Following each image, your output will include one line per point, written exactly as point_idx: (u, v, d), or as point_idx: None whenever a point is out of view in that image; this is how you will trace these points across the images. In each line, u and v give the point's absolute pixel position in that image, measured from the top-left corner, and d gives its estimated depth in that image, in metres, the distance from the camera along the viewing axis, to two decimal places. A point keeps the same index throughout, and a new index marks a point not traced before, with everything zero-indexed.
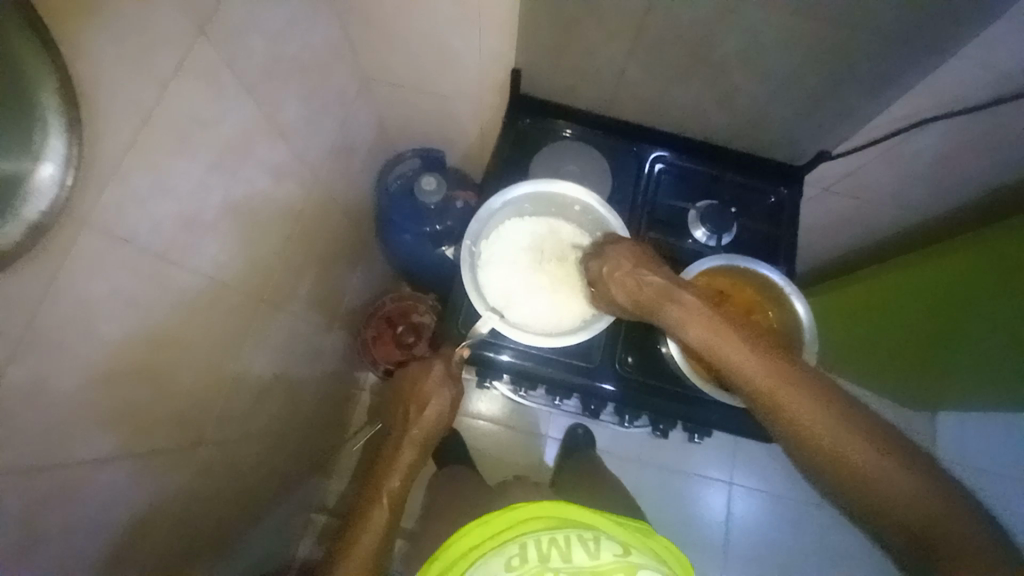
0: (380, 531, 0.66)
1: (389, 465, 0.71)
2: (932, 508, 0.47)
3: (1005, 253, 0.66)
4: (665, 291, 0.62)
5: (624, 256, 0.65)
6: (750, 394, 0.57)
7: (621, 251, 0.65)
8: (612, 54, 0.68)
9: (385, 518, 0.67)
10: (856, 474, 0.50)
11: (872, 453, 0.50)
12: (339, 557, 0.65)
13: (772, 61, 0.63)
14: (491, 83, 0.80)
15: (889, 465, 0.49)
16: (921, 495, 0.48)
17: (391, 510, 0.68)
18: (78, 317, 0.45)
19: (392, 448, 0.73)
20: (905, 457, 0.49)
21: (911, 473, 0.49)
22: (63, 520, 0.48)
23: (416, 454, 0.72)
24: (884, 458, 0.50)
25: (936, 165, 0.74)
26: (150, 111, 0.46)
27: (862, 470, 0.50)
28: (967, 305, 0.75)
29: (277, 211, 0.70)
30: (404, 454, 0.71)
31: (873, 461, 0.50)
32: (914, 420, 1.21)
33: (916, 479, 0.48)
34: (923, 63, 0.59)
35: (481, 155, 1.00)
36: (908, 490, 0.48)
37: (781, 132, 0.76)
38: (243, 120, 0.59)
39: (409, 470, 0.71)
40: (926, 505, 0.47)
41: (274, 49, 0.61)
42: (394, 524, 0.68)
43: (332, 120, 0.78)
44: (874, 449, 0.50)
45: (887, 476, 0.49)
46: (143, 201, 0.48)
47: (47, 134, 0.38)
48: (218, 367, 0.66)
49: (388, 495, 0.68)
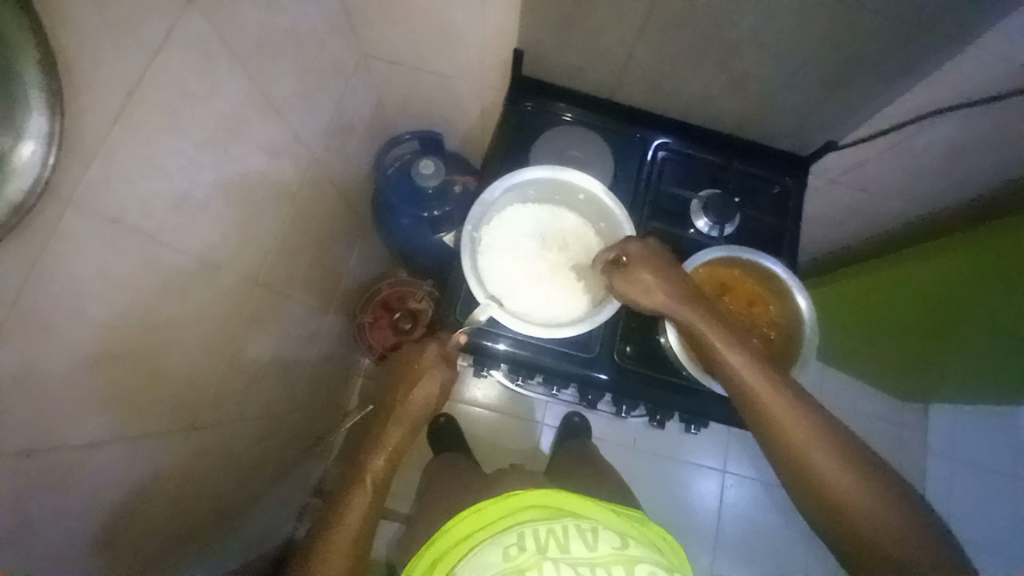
0: (364, 509, 0.64)
1: (376, 445, 0.71)
2: (891, 523, 0.51)
3: (1003, 254, 0.66)
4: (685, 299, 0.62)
5: (654, 255, 0.65)
6: (744, 396, 0.59)
7: (645, 255, 0.64)
8: (618, 35, 0.66)
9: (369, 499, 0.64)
10: (827, 483, 0.54)
11: (844, 468, 0.54)
12: (320, 535, 0.63)
13: (782, 46, 0.61)
14: (493, 63, 0.77)
15: (858, 481, 0.53)
16: (887, 512, 0.51)
17: (375, 492, 0.66)
18: (65, 300, 0.43)
19: (380, 426, 0.73)
20: (874, 477, 0.53)
21: (878, 492, 0.53)
22: (55, 502, 0.48)
23: (405, 433, 0.71)
24: (855, 475, 0.53)
25: (944, 156, 0.72)
26: (137, 84, 0.44)
27: (834, 482, 0.54)
28: (971, 300, 0.75)
29: (272, 192, 0.69)
30: (391, 433, 0.70)
31: (843, 475, 0.54)
32: (906, 413, 1.22)
33: (882, 497, 0.52)
34: (939, 51, 0.57)
35: (481, 138, 0.98)
36: (876, 504, 0.52)
37: (789, 120, 0.74)
38: (235, 95, 0.57)
39: (396, 449, 0.70)
40: (890, 521, 0.51)
41: (268, 22, 0.59)
42: (378, 506, 0.66)
43: (328, 99, 0.76)
44: (847, 466, 0.54)
45: (854, 489, 0.53)
46: (131, 180, 0.46)
47: (28, 108, 0.36)
48: (211, 351, 0.64)
49: (372, 475, 0.67)
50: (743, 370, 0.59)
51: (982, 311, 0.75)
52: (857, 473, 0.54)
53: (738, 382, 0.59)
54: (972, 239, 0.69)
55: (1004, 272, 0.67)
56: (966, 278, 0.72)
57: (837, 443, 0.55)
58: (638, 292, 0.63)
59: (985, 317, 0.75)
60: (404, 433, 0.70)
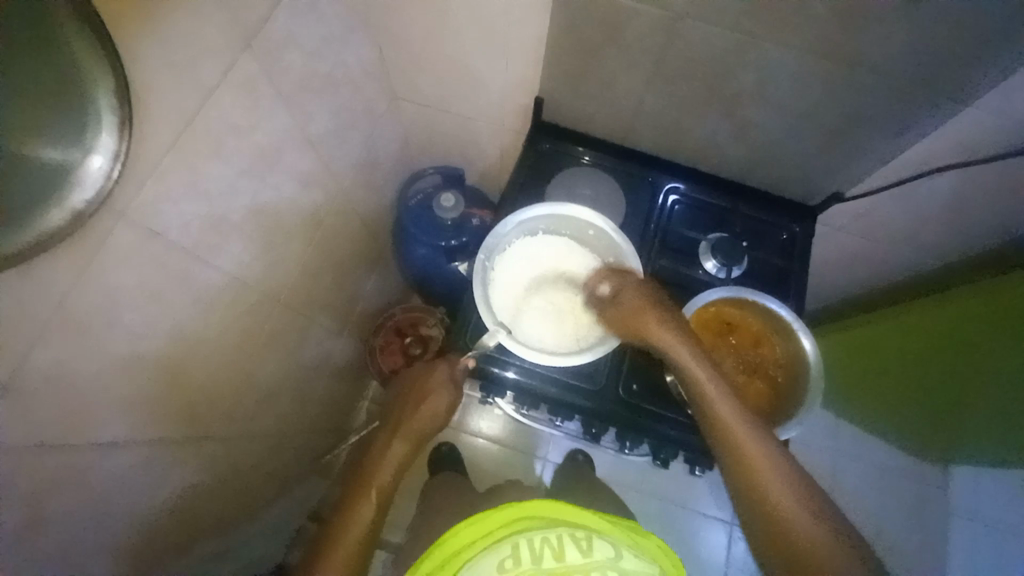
0: (367, 522, 0.66)
1: (378, 460, 0.73)
2: (805, 532, 0.54)
3: (1006, 309, 0.67)
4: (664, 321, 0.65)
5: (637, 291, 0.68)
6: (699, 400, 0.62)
7: (632, 291, 0.68)
8: (630, 86, 0.70)
9: (373, 511, 0.67)
10: (762, 494, 0.57)
11: (778, 480, 0.57)
12: (323, 551, 0.64)
13: (788, 99, 0.65)
14: (513, 107, 0.82)
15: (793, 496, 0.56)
16: (814, 526, 0.54)
17: (379, 504, 0.68)
18: (108, 304, 0.47)
19: (383, 441, 0.75)
20: (804, 491, 0.57)
21: (806, 508, 0.55)
22: (69, 500, 0.49)
23: (410, 447, 0.74)
24: (790, 489, 0.56)
25: (947, 207, 0.74)
26: (194, 115, 0.50)
27: (766, 488, 0.57)
28: (974, 353, 0.75)
29: (301, 218, 0.73)
30: (394, 447, 0.73)
31: (779, 488, 0.56)
32: (925, 471, 1.17)
33: (807, 511, 0.55)
34: (937, 108, 0.60)
35: (499, 176, 1.03)
36: (815, 528, 0.54)
37: (795, 169, 0.77)
38: (276, 128, 0.62)
39: (400, 464, 0.73)
40: (820, 540, 0.53)
41: (311, 66, 0.65)
42: (380, 518, 0.68)
43: (360, 135, 0.82)
44: (783, 479, 0.57)
45: (786, 501, 0.56)
46: (178, 198, 0.51)
47: (100, 130, 0.41)
48: (230, 362, 0.67)
49: (378, 488, 0.69)
50: (699, 373, 0.62)
51: (990, 366, 0.75)
52: (791, 485, 0.57)
53: (693, 383, 0.62)
54: (977, 288, 0.70)
55: (999, 316, 0.68)
56: (959, 331, 0.74)
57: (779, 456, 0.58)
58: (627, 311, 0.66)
59: (995, 373, 0.75)
60: (407, 449, 0.73)
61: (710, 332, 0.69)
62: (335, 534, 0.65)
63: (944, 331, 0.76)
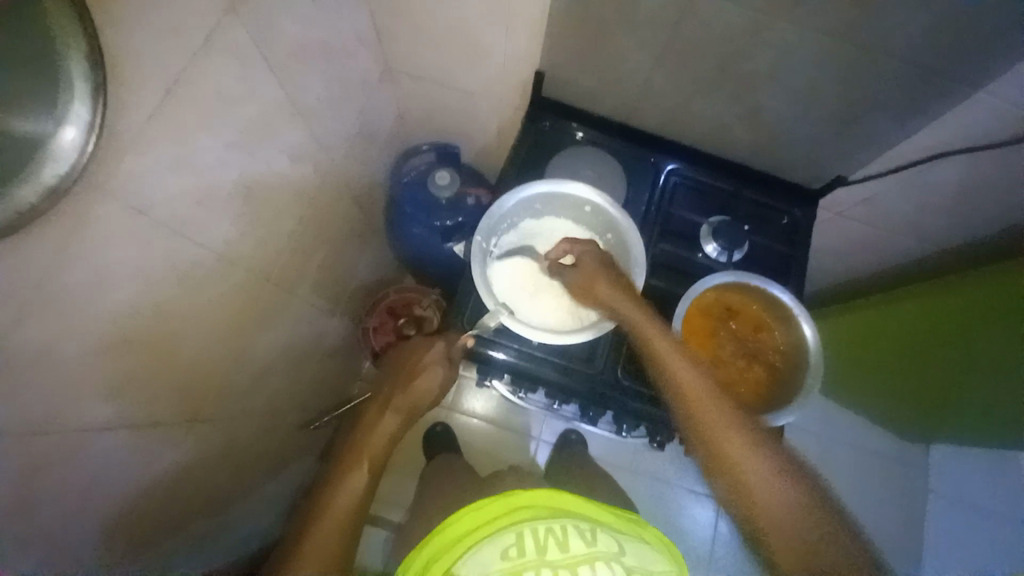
0: (357, 494, 0.65)
1: (371, 430, 0.73)
2: (780, 503, 0.52)
3: (1015, 298, 0.66)
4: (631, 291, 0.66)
5: (595, 263, 0.68)
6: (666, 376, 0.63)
7: (592, 263, 0.68)
8: (636, 62, 0.68)
9: (366, 482, 0.66)
10: (733, 468, 0.55)
11: (748, 450, 0.56)
12: (311, 523, 0.62)
13: (799, 80, 0.63)
14: (514, 81, 0.79)
15: (772, 476, 0.53)
16: (790, 498, 0.52)
17: (372, 475, 0.67)
18: (92, 284, 0.45)
19: (374, 414, 0.75)
20: (779, 462, 0.54)
21: (783, 480, 0.53)
22: (55, 485, 0.48)
23: (404, 421, 0.74)
24: (760, 460, 0.55)
25: (950, 195, 0.74)
26: (176, 83, 0.46)
27: (733, 459, 0.55)
28: (973, 341, 0.75)
29: (291, 194, 0.70)
30: (388, 420, 0.73)
31: (750, 459, 0.55)
32: (907, 451, 1.21)
33: (783, 483, 0.53)
34: (947, 94, 0.59)
35: (496, 154, 1.00)
36: (786, 499, 0.52)
37: (799, 152, 0.76)
38: (265, 99, 0.59)
39: (392, 437, 0.72)
40: (791, 510, 0.51)
41: (302, 33, 0.61)
42: (373, 487, 0.67)
43: (352, 107, 0.78)
44: (753, 450, 0.56)
45: (759, 473, 0.54)
46: (163, 173, 0.48)
47: (73, 98, 0.38)
48: (221, 344, 0.65)
49: (370, 459, 0.69)
50: (669, 358, 0.63)
51: (984, 354, 0.75)
52: (763, 456, 0.55)
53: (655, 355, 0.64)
54: (978, 275, 0.70)
55: (1006, 306, 0.67)
56: (963, 317, 0.74)
57: (747, 429, 0.58)
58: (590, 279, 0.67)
59: (986, 360, 0.76)
60: (401, 422, 0.74)
61: (711, 317, 0.69)
62: (324, 507, 0.63)
63: (940, 318, 0.77)
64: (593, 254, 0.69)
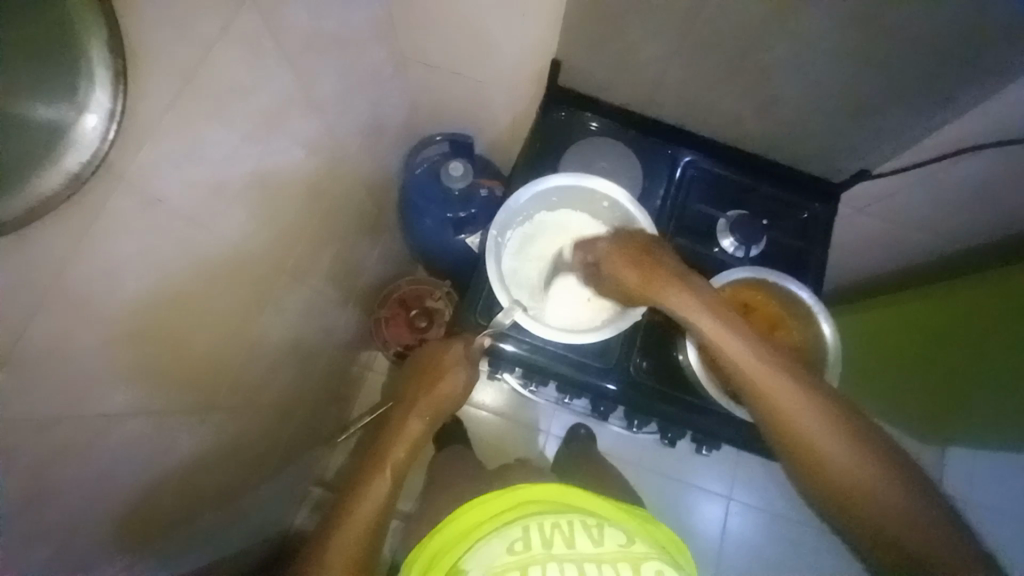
0: (380, 499, 0.66)
1: (395, 434, 0.73)
2: (861, 479, 0.52)
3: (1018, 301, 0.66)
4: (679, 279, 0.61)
5: (629, 251, 0.64)
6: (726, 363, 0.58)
7: (618, 254, 0.64)
8: (654, 53, 0.66)
9: (388, 488, 0.67)
10: (812, 452, 0.54)
11: (826, 432, 0.54)
12: (333, 523, 0.64)
13: (822, 72, 0.61)
14: (528, 72, 0.78)
15: (853, 454, 0.53)
16: (870, 471, 0.52)
17: (394, 480, 0.68)
18: (108, 273, 0.45)
19: (398, 416, 0.76)
20: (858, 437, 0.53)
21: (862, 455, 0.53)
22: (74, 470, 0.49)
23: (425, 426, 0.75)
24: (839, 441, 0.53)
25: (976, 191, 0.72)
26: (192, 72, 0.46)
27: (812, 444, 0.54)
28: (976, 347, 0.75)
29: (306, 185, 0.70)
30: (411, 425, 0.74)
31: (829, 440, 0.53)
32: (922, 452, 1.19)
33: (863, 459, 0.53)
34: (977, 87, 0.57)
35: (509, 146, 0.99)
36: (868, 474, 0.52)
37: (820, 146, 0.74)
38: (280, 89, 0.59)
39: (415, 442, 0.73)
40: (873, 483, 0.52)
41: (317, 24, 0.61)
42: (395, 492, 0.68)
43: (366, 98, 0.78)
44: (832, 431, 0.54)
45: (837, 453, 0.53)
46: (179, 162, 0.48)
47: (93, 86, 0.38)
48: (236, 333, 0.66)
49: (392, 465, 0.69)
50: (730, 344, 0.58)
51: (987, 359, 0.75)
52: (842, 435, 0.54)
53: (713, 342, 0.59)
54: (983, 278, 0.71)
55: (1010, 309, 0.68)
56: (969, 320, 0.74)
57: (824, 408, 0.55)
58: (626, 270, 0.63)
59: (988, 367, 0.76)
60: (424, 426, 0.74)
61: None
62: (350, 507, 0.65)
63: (944, 323, 0.78)
64: (614, 241, 0.66)
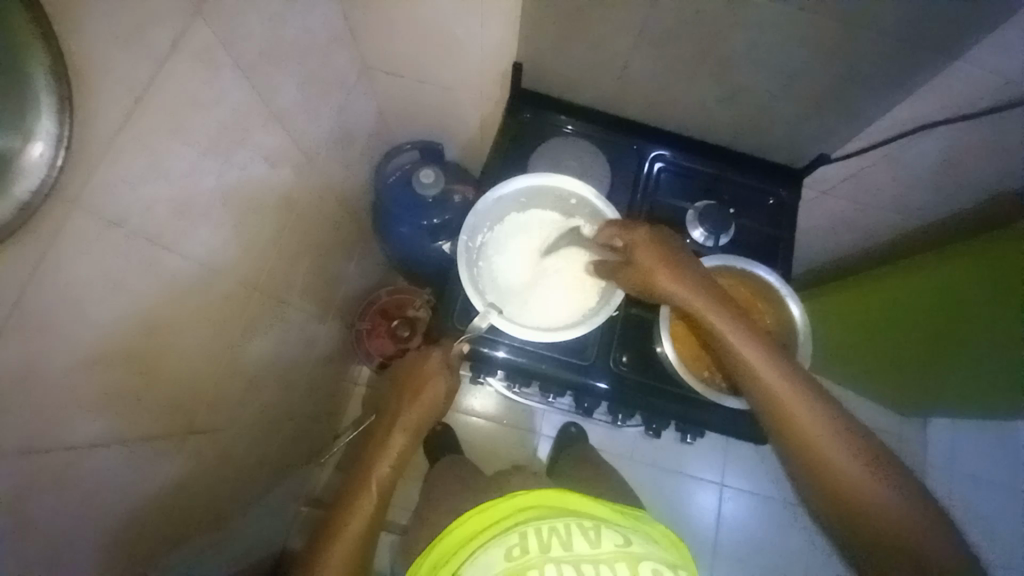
0: (366, 516, 0.66)
1: (381, 448, 0.72)
2: (870, 496, 0.54)
3: (1001, 275, 0.67)
4: (702, 289, 0.62)
5: (663, 254, 0.63)
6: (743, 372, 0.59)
7: (654, 256, 0.63)
8: (615, 48, 0.67)
9: (374, 503, 0.66)
10: (818, 460, 0.56)
11: (831, 440, 0.56)
12: (325, 542, 0.64)
13: (777, 59, 0.62)
14: (492, 74, 0.79)
15: (852, 461, 0.55)
16: (866, 479, 0.55)
17: (380, 495, 0.68)
18: (69, 300, 0.44)
19: (383, 430, 0.75)
20: (855, 444, 0.56)
21: (861, 465, 0.55)
22: (50, 506, 0.48)
23: (408, 440, 0.73)
24: (841, 448, 0.56)
25: (935, 170, 0.74)
26: (145, 90, 0.46)
27: (821, 453, 0.56)
28: (961, 323, 0.77)
29: (274, 198, 0.70)
30: (396, 438, 0.72)
31: (836, 450, 0.56)
32: (906, 427, 1.21)
33: (864, 468, 0.55)
34: (926, 66, 0.59)
35: (480, 150, 1.00)
36: (867, 480, 0.54)
37: (782, 133, 0.76)
38: (240, 102, 0.58)
39: (401, 455, 0.71)
40: (879, 501, 0.54)
41: (272, 33, 0.60)
42: (383, 506, 0.68)
43: (331, 108, 0.77)
44: (836, 440, 0.56)
45: (844, 463, 0.55)
46: (136, 182, 0.47)
47: (39, 115, 0.37)
48: (210, 355, 0.65)
49: (377, 481, 0.68)
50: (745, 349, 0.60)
51: (969, 334, 0.77)
52: (845, 443, 0.56)
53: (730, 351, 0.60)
54: (961, 254, 0.71)
55: (993, 282, 0.68)
56: (947, 298, 0.76)
57: (824, 414, 0.57)
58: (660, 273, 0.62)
59: (972, 341, 0.78)
60: (409, 439, 0.73)
61: None
62: (338, 525, 0.65)
63: (924, 302, 0.79)
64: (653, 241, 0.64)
